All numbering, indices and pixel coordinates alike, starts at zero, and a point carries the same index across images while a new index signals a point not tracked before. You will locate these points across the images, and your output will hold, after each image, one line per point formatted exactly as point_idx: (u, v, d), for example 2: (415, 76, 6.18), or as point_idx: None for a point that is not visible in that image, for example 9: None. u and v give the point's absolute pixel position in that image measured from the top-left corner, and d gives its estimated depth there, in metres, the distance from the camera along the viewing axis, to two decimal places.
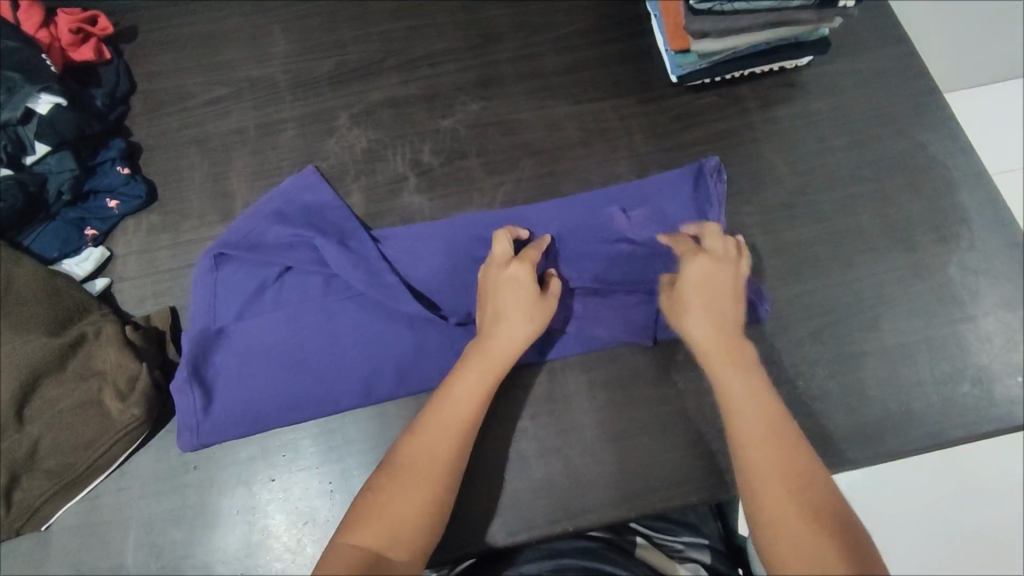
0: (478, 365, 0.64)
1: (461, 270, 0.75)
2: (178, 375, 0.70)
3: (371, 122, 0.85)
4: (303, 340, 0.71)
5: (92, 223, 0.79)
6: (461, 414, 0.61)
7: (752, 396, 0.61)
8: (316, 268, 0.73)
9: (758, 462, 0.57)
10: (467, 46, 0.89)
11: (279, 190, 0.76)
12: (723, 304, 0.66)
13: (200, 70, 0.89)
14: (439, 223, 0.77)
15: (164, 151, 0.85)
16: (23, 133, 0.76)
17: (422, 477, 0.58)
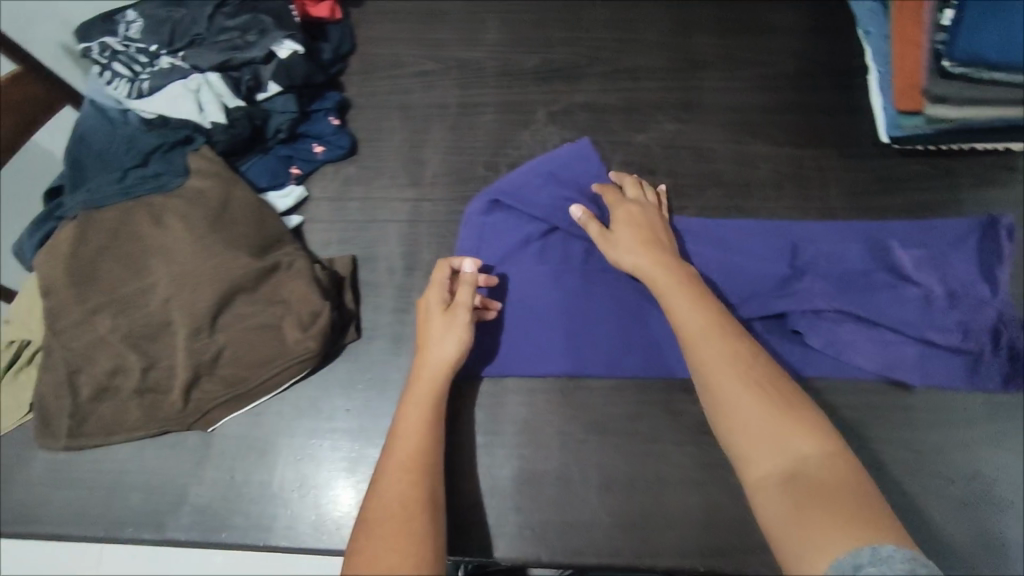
0: (414, 396, 0.66)
1: (727, 270, 0.76)
2: None
3: (568, 122, 0.87)
4: (557, 304, 0.75)
5: (298, 163, 0.85)
6: (412, 453, 0.63)
7: (685, 314, 0.61)
8: (584, 236, 0.77)
9: (716, 380, 0.57)
10: (672, 67, 0.90)
11: (556, 155, 0.82)
12: (656, 239, 0.71)
13: (415, 43, 0.94)
14: (708, 222, 0.79)
15: (371, 111, 0.90)
16: (261, 71, 0.83)
17: (398, 519, 0.57)
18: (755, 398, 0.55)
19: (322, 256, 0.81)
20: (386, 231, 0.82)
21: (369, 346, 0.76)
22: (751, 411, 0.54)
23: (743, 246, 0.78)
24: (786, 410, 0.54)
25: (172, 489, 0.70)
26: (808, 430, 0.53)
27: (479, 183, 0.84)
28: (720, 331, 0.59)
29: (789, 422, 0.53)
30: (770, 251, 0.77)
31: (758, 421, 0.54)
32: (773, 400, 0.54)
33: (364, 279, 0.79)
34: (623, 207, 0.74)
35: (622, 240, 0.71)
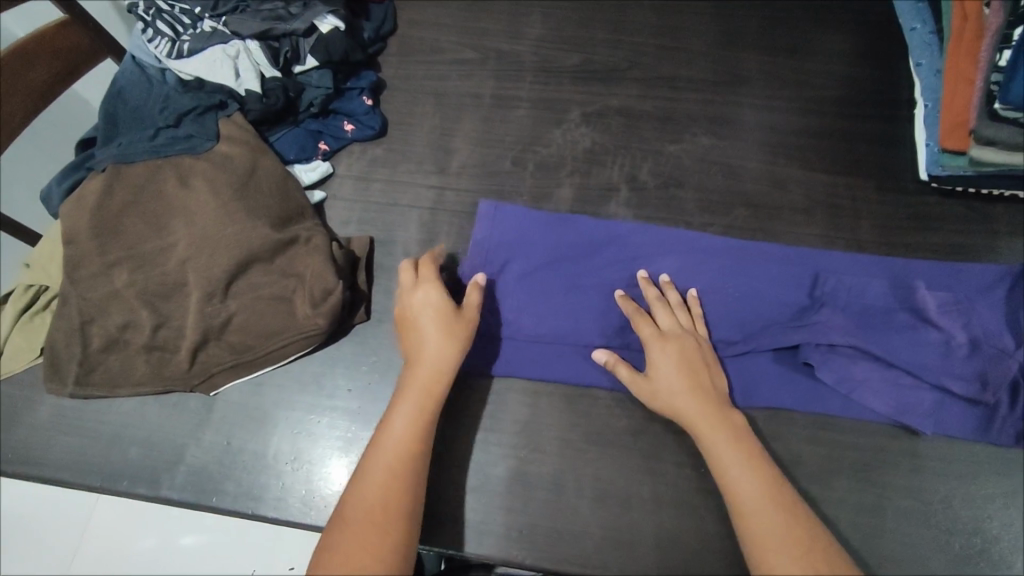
0: (408, 392, 0.66)
1: (744, 294, 0.74)
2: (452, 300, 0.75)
3: (600, 125, 0.86)
4: (569, 308, 0.74)
5: (327, 139, 0.85)
6: (399, 452, 0.63)
7: (713, 435, 0.63)
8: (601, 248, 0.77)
9: (745, 502, 0.60)
10: (713, 80, 0.88)
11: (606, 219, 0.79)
12: (697, 374, 0.67)
13: (456, 29, 0.93)
14: (729, 242, 0.78)
15: (405, 94, 0.89)
16: (301, 44, 0.84)
17: (377, 517, 0.60)
18: (772, 511, 0.59)
19: (341, 234, 0.81)
20: (406, 216, 0.82)
21: (377, 329, 0.76)
22: (764, 524, 0.58)
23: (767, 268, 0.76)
24: (796, 527, 0.58)
25: (169, 448, 0.71)
26: (816, 554, 0.57)
27: (505, 177, 0.83)
28: (743, 442, 0.63)
29: (803, 544, 0.57)
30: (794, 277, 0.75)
31: (772, 541, 0.57)
32: (786, 514, 0.59)
33: (379, 262, 0.79)
34: (657, 341, 0.69)
35: (668, 385, 0.67)
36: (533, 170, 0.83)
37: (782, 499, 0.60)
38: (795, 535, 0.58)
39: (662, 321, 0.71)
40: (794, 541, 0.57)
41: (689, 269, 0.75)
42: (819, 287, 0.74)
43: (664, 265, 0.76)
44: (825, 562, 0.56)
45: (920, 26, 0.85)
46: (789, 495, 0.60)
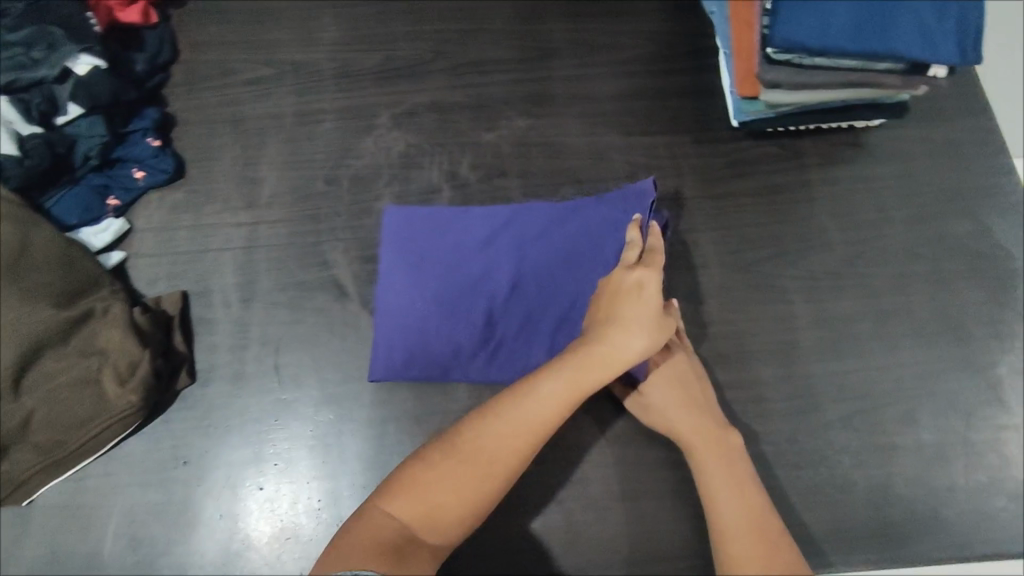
0: (571, 372, 0.57)
1: (538, 267, 0.73)
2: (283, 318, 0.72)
3: (413, 125, 0.81)
4: (430, 308, 0.72)
5: (116, 193, 0.77)
6: (536, 422, 0.56)
7: (692, 430, 0.62)
8: (473, 244, 0.74)
9: (715, 497, 0.58)
10: (523, 58, 0.85)
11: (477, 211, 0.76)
12: (693, 391, 0.65)
13: (244, 46, 0.86)
14: (510, 211, 0.75)
15: (198, 128, 0.82)
16: (57, 91, 0.74)
17: (484, 473, 0.55)
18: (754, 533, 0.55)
19: (150, 295, 0.74)
20: (219, 260, 0.75)
21: (205, 390, 0.70)
22: (744, 550, 0.54)
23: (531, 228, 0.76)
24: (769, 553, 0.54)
25: None
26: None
27: (319, 199, 0.78)
28: (721, 435, 0.62)
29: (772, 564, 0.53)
30: (563, 232, 0.74)
31: (733, 529, 0.56)
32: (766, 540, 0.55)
33: (197, 316, 0.73)
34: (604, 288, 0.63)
35: (660, 402, 0.65)
36: (348, 186, 0.78)
37: (761, 526, 0.56)
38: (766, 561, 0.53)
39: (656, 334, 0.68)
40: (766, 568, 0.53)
41: (486, 244, 0.74)
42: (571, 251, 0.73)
43: (460, 244, 0.75)
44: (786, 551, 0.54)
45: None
46: (770, 523, 0.56)
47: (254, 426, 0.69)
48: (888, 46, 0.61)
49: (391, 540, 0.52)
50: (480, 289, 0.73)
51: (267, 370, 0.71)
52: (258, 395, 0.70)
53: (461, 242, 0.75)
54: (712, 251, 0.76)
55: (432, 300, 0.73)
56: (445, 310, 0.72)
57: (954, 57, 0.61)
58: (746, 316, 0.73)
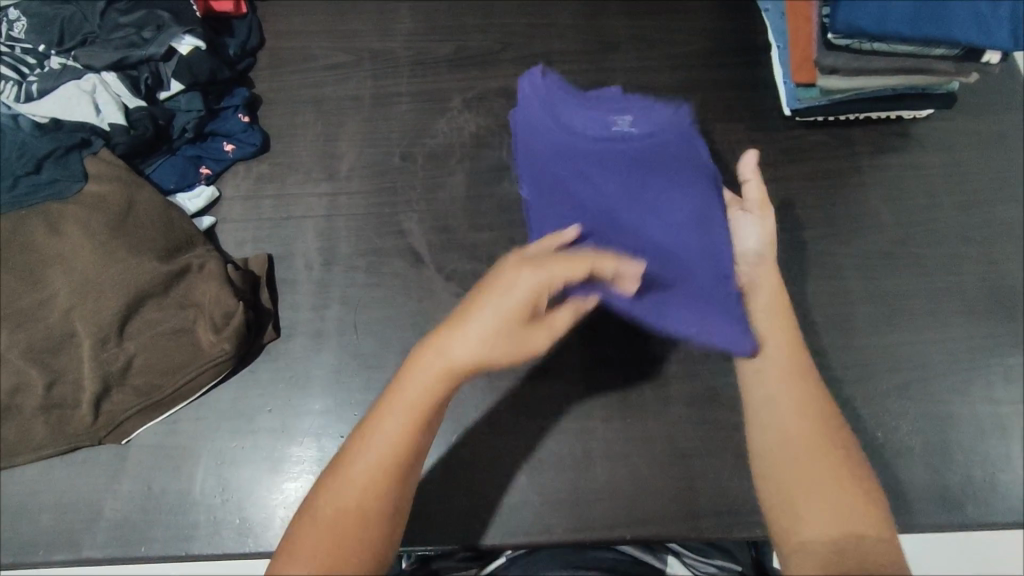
0: (403, 402, 0.55)
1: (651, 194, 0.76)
2: (363, 280, 0.77)
3: (483, 109, 0.87)
4: (574, 167, 0.78)
5: (207, 163, 0.83)
6: (390, 451, 0.54)
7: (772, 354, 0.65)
8: (628, 143, 0.79)
9: (787, 415, 0.60)
10: (585, 49, 0.91)
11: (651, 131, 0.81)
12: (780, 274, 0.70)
13: (326, 35, 0.92)
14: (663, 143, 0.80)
15: (282, 107, 0.88)
16: (163, 69, 0.80)
17: (352, 525, 0.52)
18: (797, 399, 0.60)
19: (237, 256, 0.79)
20: (301, 227, 0.80)
21: (288, 345, 0.74)
22: (806, 463, 0.56)
23: (676, 161, 0.78)
24: (826, 425, 0.58)
25: (84, 506, 0.68)
26: (846, 455, 0.57)
27: (397, 173, 0.83)
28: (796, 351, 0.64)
29: (824, 432, 0.58)
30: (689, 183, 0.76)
31: (796, 444, 0.58)
32: (816, 421, 0.59)
33: (281, 277, 0.78)
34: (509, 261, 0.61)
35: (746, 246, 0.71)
36: (423, 161, 0.83)
37: (822, 410, 0.60)
38: (823, 438, 0.58)
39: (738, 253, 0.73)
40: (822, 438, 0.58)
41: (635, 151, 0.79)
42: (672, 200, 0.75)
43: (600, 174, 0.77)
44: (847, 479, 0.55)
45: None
46: (828, 407, 0.60)
47: (335, 380, 0.73)
48: (946, 32, 0.66)
49: None
50: (609, 176, 0.77)
51: (348, 328, 0.75)
52: (339, 351, 0.74)
53: (603, 173, 0.77)
54: None
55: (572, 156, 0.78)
56: (579, 180, 0.77)
57: (1009, 42, 0.66)
58: (803, 289, 0.77)
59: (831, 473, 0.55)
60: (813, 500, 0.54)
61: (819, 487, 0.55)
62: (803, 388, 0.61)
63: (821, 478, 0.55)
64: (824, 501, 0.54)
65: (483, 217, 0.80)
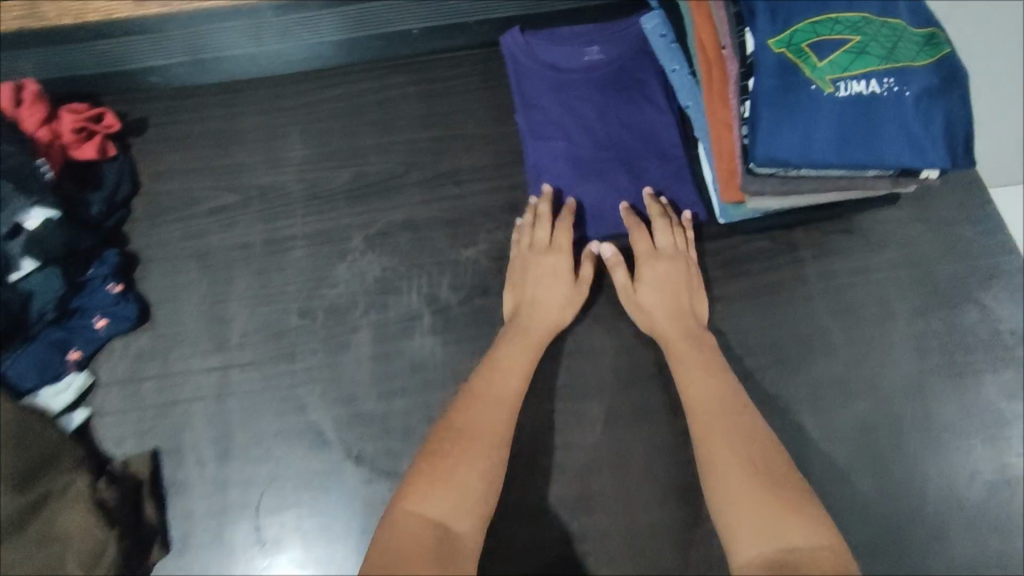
0: (520, 340, 0.69)
1: (611, 101, 0.84)
2: (264, 471, 0.69)
3: (388, 248, 0.78)
4: (552, 104, 0.84)
5: (77, 345, 0.72)
6: (507, 380, 0.66)
7: (678, 340, 0.69)
8: (594, 79, 0.85)
9: (700, 408, 0.63)
10: (498, 163, 0.83)
11: (610, 59, 0.85)
12: (679, 297, 0.71)
13: (209, 173, 0.83)
14: (623, 66, 0.85)
15: (163, 266, 0.78)
16: (8, 247, 0.68)
17: (488, 438, 0.60)
18: (709, 386, 0.64)
19: (117, 456, 0.70)
20: (189, 414, 0.71)
21: (182, 559, 0.66)
22: (730, 441, 0.58)
23: (634, 88, 0.85)
24: (743, 428, 0.59)
25: None
26: (769, 447, 0.58)
27: (293, 334, 0.74)
28: (698, 347, 0.68)
29: (740, 431, 0.59)
30: (643, 82, 0.85)
31: (718, 435, 0.59)
32: (724, 407, 0.62)
33: (169, 479, 0.68)
34: (523, 263, 0.74)
35: (647, 304, 0.71)
36: (324, 319, 0.74)
37: (736, 406, 0.62)
38: (743, 426, 0.60)
39: (658, 241, 0.74)
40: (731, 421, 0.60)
41: (599, 89, 0.85)
42: (633, 88, 0.85)
43: (576, 105, 0.84)
44: (770, 445, 0.58)
45: (668, 34, 0.80)
46: (740, 399, 0.62)
47: None
48: (876, 156, 0.59)
49: (434, 535, 0.51)
50: (578, 113, 0.84)
51: (251, 531, 0.67)
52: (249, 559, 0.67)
53: (576, 104, 0.84)
54: None
55: (547, 99, 0.84)
56: (552, 117, 0.83)
57: (945, 161, 0.59)
58: None
59: (773, 469, 0.55)
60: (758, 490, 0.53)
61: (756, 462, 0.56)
62: (716, 380, 0.65)
63: (755, 446, 0.58)
64: (759, 464, 0.56)
65: (394, 382, 0.71)
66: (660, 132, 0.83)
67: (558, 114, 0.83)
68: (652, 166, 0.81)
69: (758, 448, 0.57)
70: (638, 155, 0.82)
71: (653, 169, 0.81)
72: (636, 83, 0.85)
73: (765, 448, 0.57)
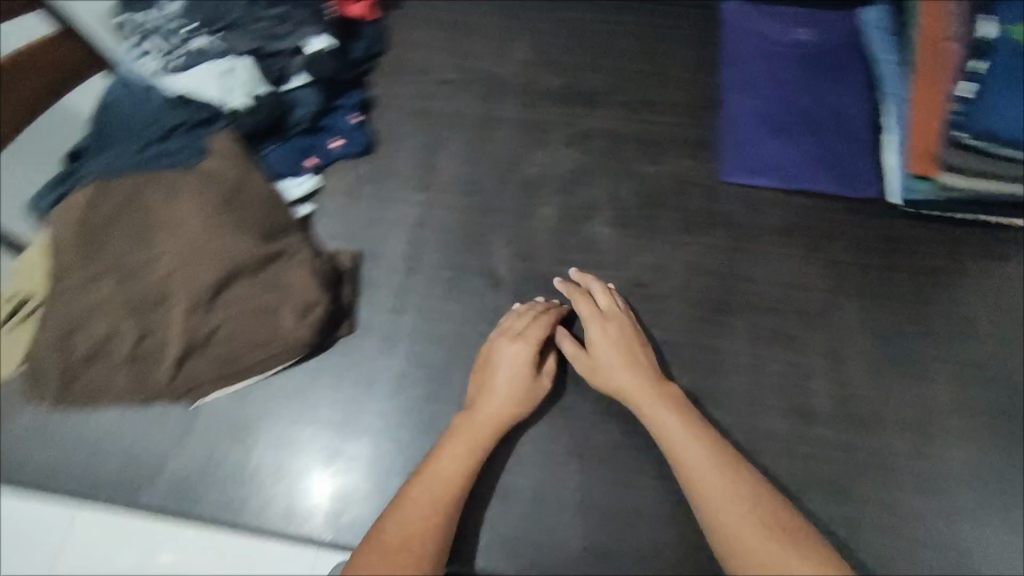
0: (464, 438, 0.66)
1: (811, 74, 0.92)
2: (442, 291, 0.79)
3: (584, 147, 0.89)
4: (755, 65, 0.93)
5: (317, 155, 0.86)
6: (453, 468, 0.64)
7: (663, 416, 0.65)
8: (799, 53, 0.94)
9: (695, 469, 0.61)
10: (693, 103, 0.92)
11: (817, 41, 0.94)
12: (636, 355, 0.71)
13: (445, 52, 0.96)
14: (829, 50, 0.93)
15: (393, 113, 0.91)
16: (289, 63, 0.86)
17: (424, 523, 0.59)
18: (699, 445, 0.62)
19: (327, 248, 0.82)
20: (392, 231, 0.83)
21: (361, 342, 0.77)
22: (728, 510, 0.58)
23: (835, 68, 0.92)
24: (737, 486, 0.59)
25: (152, 460, 0.73)
26: (768, 497, 0.59)
27: (490, 194, 0.85)
28: (686, 414, 0.65)
29: (734, 480, 0.60)
30: (846, 65, 0.92)
31: (716, 501, 0.59)
32: (721, 466, 0.61)
33: (365, 276, 0.80)
34: (481, 376, 0.71)
35: (607, 361, 0.71)
36: (518, 189, 0.86)
37: (730, 460, 0.61)
38: (738, 488, 0.59)
39: (598, 303, 0.75)
40: (726, 484, 0.59)
41: (801, 62, 0.93)
42: (834, 68, 0.92)
43: (776, 69, 0.92)
44: (772, 509, 0.58)
45: (884, 27, 0.92)
46: (735, 457, 0.62)
47: (399, 385, 0.75)
48: None
49: None
50: (777, 77, 0.92)
51: (419, 337, 0.77)
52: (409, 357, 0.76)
53: (776, 69, 0.92)
54: (854, 318, 0.78)
55: (751, 60, 0.93)
56: (751, 75, 0.92)
57: None
58: (880, 390, 0.74)
59: (763, 534, 0.56)
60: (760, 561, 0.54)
61: (756, 539, 0.56)
62: (706, 443, 0.63)
63: (745, 510, 0.58)
64: (757, 531, 0.56)
65: (568, 253, 0.82)
66: (851, 110, 0.89)
67: (757, 74, 0.92)
68: (835, 136, 0.87)
69: (753, 516, 0.57)
70: (821, 120, 0.88)
71: (836, 139, 0.87)
72: (841, 60, 0.92)
73: (755, 514, 0.57)
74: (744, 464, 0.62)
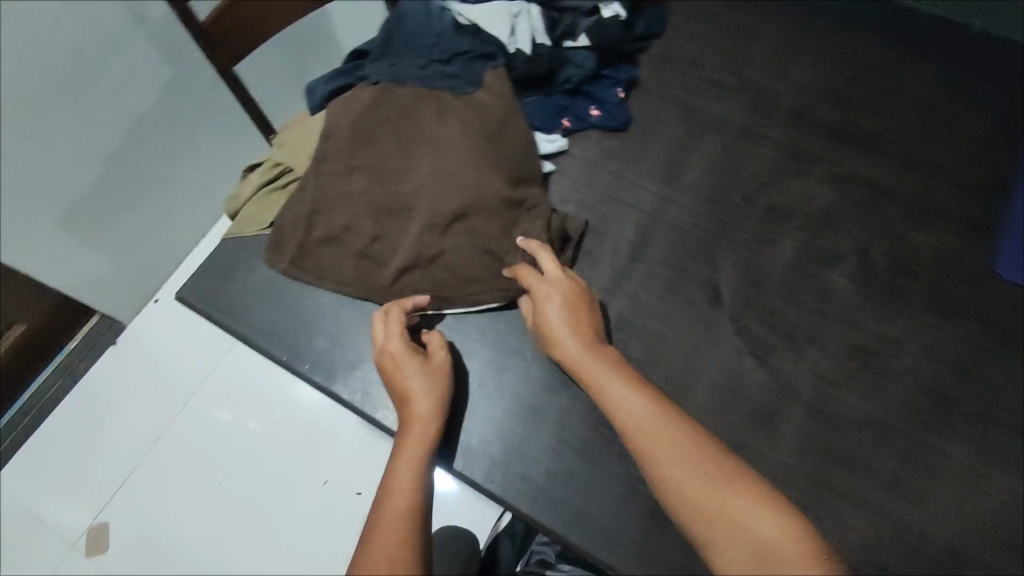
0: (413, 434, 0.62)
1: None
2: (658, 289, 0.77)
3: (845, 190, 0.82)
4: None
5: (570, 117, 0.86)
6: (407, 484, 0.58)
7: (614, 398, 0.61)
8: None
9: (652, 442, 0.56)
10: (982, 180, 0.82)
11: None
12: (579, 315, 0.67)
13: (720, 52, 0.92)
14: None
15: (654, 99, 0.89)
16: (577, 22, 0.87)
17: (403, 521, 0.55)
18: (644, 406, 0.59)
19: (557, 210, 0.82)
20: (624, 215, 0.82)
21: None
22: (681, 471, 0.54)
23: None
24: (681, 435, 0.56)
25: (348, 350, 0.77)
26: (710, 452, 0.55)
27: (732, 209, 0.81)
28: (632, 381, 0.61)
29: (696, 455, 0.55)
30: None
31: (676, 466, 0.54)
32: (667, 425, 0.57)
33: (586, 249, 0.80)
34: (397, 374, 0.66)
35: (555, 328, 0.66)
36: (763, 212, 0.81)
37: (662, 412, 0.58)
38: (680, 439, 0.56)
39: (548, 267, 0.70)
40: (676, 441, 0.56)
41: None
42: None
43: None
44: (719, 460, 0.55)
45: None
46: (673, 413, 0.58)
47: None
48: None
49: None
50: None
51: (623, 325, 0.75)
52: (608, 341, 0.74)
53: None
54: None
55: None
56: None
57: None
58: None
59: (720, 486, 0.53)
60: (734, 530, 0.50)
61: (727, 509, 0.51)
62: (651, 407, 0.59)
63: (694, 466, 0.54)
64: (717, 492, 0.52)
65: (799, 294, 0.76)
66: None
67: None
68: None
69: (700, 465, 0.54)
70: None
71: None
72: None
73: (708, 468, 0.54)
74: (669, 412, 0.59)
